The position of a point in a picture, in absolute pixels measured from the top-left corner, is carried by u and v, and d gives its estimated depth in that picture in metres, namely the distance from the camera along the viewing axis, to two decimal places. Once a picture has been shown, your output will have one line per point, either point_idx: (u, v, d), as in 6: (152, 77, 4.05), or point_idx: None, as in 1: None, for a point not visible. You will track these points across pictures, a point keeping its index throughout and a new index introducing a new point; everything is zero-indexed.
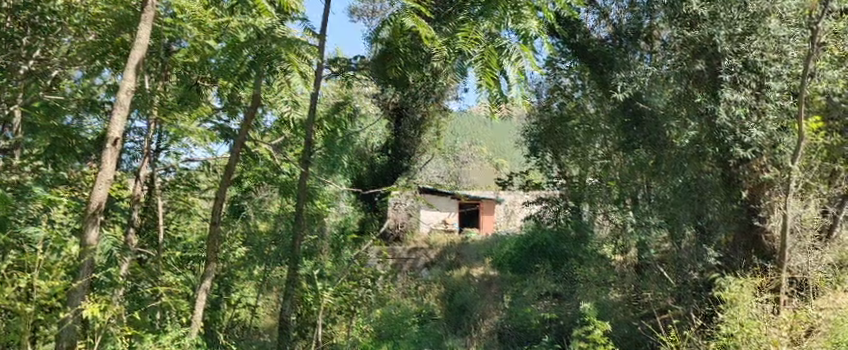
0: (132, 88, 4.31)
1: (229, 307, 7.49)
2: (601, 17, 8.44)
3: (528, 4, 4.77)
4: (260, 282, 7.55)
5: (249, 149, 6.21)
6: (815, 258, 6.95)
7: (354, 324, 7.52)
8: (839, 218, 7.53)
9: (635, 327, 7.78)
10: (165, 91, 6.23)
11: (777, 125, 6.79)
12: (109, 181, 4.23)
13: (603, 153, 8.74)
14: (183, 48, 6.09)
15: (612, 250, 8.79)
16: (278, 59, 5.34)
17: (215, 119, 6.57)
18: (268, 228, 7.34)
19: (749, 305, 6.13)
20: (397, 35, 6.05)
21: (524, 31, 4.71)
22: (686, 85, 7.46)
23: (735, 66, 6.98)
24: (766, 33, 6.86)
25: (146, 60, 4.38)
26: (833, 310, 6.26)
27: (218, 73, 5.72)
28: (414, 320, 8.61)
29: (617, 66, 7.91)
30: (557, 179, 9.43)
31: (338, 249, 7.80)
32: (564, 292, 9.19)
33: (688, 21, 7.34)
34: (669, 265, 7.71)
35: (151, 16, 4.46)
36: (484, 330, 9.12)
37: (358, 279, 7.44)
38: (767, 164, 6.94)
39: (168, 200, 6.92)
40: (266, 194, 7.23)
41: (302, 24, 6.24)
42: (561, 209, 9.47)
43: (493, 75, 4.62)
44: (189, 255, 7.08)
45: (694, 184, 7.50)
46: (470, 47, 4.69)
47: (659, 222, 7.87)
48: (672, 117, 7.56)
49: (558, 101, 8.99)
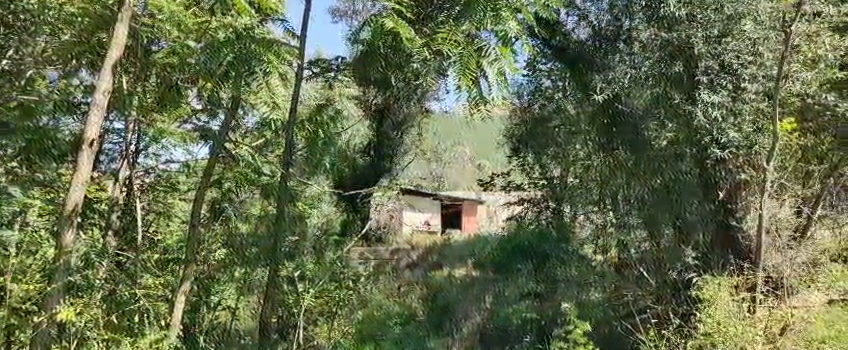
0: (107, 88, 4.65)
1: (209, 310, 7.16)
2: (581, 19, 8.31)
3: (506, 7, 5.30)
4: (242, 284, 7.22)
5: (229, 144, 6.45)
6: (788, 258, 7.11)
7: (336, 326, 7.60)
8: (813, 218, 7.58)
9: (613, 327, 7.63)
10: (144, 92, 6.11)
11: (753, 126, 7.07)
12: (85, 181, 4.63)
13: (584, 154, 8.26)
14: (162, 50, 5.92)
15: (592, 249, 8.16)
16: (259, 59, 5.76)
17: (195, 120, 6.57)
18: (249, 230, 7.11)
19: (726, 303, 6.33)
20: (378, 38, 6.00)
21: (502, 33, 5.37)
22: (665, 85, 7.47)
23: (711, 68, 7.18)
24: (742, 36, 7.11)
25: (122, 61, 4.70)
26: (807, 308, 6.59)
27: (200, 75, 5.95)
28: (395, 321, 8.09)
29: (596, 67, 8.01)
30: (538, 180, 8.70)
31: (320, 251, 7.56)
32: (546, 292, 8.15)
33: (665, 24, 7.50)
34: (648, 265, 7.80)
35: (128, 18, 4.75)
36: (466, 331, 8.11)
37: (340, 281, 7.73)
38: (742, 163, 7.26)
39: (148, 202, 6.95)
40: (247, 194, 7.16)
41: (283, 26, 6.24)
42: (543, 211, 8.68)
43: (474, 76, 5.51)
44: (169, 257, 6.68)
45: (671, 185, 7.65)
46: (450, 47, 5.57)
47: (637, 223, 7.94)
48: (652, 117, 7.59)
49: (538, 103, 8.67)
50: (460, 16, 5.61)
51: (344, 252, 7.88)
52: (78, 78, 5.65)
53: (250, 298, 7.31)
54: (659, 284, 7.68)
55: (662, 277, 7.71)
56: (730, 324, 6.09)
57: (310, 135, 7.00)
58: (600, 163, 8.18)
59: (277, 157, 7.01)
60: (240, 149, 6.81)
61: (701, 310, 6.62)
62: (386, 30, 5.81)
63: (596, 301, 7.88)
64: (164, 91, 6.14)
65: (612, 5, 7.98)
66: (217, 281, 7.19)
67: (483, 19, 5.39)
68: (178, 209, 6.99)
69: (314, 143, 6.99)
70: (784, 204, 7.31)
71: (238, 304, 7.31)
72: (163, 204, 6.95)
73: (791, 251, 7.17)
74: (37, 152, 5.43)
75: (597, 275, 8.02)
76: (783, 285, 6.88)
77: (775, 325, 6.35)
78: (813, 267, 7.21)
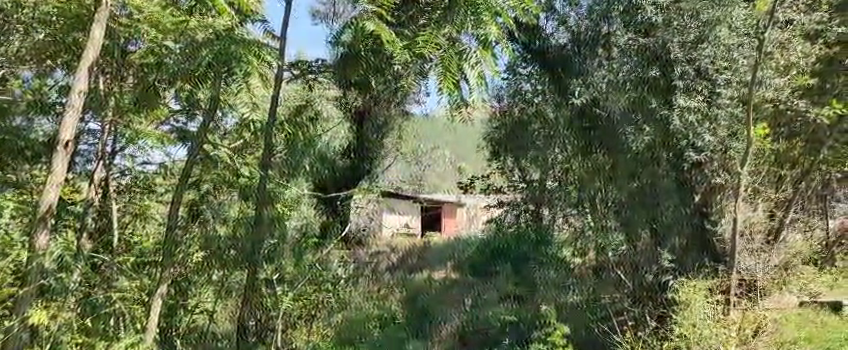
0: (83, 89, 4.60)
1: (188, 313, 7.02)
2: (560, 24, 8.27)
3: (486, 11, 5.32)
4: (219, 287, 7.12)
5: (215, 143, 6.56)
6: (760, 261, 7.23)
7: (314, 330, 7.70)
8: (786, 221, 7.58)
9: (591, 329, 7.86)
10: (122, 93, 6.16)
11: (727, 131, 7.28)
12: (60, 182, 4.58)
13: (562, 158, 8.25)
14: (139, 50, 5.92)
15: (571, 252, 8.17)
16: (239, 62, 5.64)
17: (173, 122, 6.53)
18: (226, 233, 6.97)
19: (701, 305, 6.53)
20: (358, 39, 6.10)
21: (483, 37, 5.39)
22: (643, 90, 7.61)
23: (687, 73, 7.37)
24: (717, 42, 7.29)
25: (98, 61, 4.66)
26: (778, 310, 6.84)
27: (177, 75, 5.91)
28: (375, 324, 8.21)
29: (575, 72, 8.11)
30: (518, 183, 8.72)
31: (301, 253, 7.38)
32: (527, 295, 8.30)
33: (642, 29, 7.69)
34: (626, 268, 7.84)
35: (104, 18, 4.72)
36: (445, 333, 8.38)
37: (321, 284, 7.63)
38: (717, 168, 7.43)
39: (124, 204, 6.83)
40: (227, 196, 6.98)
41: (263, 27, 6.22)
42: (522, 213, 8.71)
43: (455, 79, 5.47)
44: (145, 259, 6.54)
45: (649, 189, 7.76)
46: (431, 51, 5.52)
47: (616, 226, 7.92)
48: (629, 122, 7.68)
49: (518, 106, 8.56)
50: (440, 21, 5.61)
51: (323, 255, 7.66)
52: (53, 78, 5.74)
53: (228, 301, 7.22)
54: (635, 287, 7.79)
55: (638, 281, 7.81)
56: (703, 326, 6.36)
57: (289, 136, 7.03)
58: (579, 165, 8.16)
59: (256, 160, 6.93)
60: (219, 149, 6.60)
61: (676, 313, 6.76)
62: (366, 33, 5.89)
63: (573, 302, 8.05)
64: (143, 90, 6.20)
65: (592, 9, 7.98)
66: (194, 284, 7.00)
67: (464, 21, 5.43)
68: (154, 210, 6.92)
69: (297, 145, 7.09)
70: (757, 207, 7.40)
71: (216, 307, 7.17)
72: (139, 205, 6.84)
73: (765, 254, 7.28)
74: (5, 151, 5.76)
75: (578, 278, 8.07)
76: (755, 287, 7.06)
77: (749, 326, 6.47)
78: (786, 270, 7.31)
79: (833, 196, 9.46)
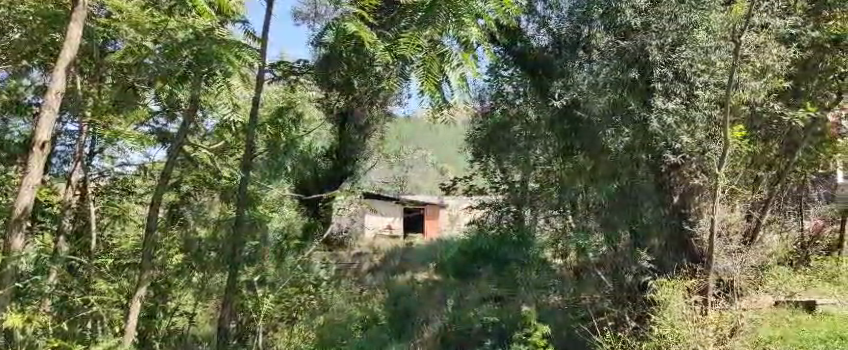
0: (59, 88, 4.44)
1: (166, 316, 7.20)
2: (541, 26, 8.30)
3: (469, 13, 4.60)
4: (199, 289, 7.31)
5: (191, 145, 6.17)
6: (738, 261, 7.29)
7: (296, 332, 7.63)
8: (762, 222, 8.08)
9: (573, 329, 7.98)
10: (100, 93, 6.12)
11: (705, 133, 7.30)
12: (34, 183, 4.42)
13: (544, 159, 8.24)
14: (117, 50, 5.91)
15: (552, 252, 8.32)
16: (219, 60, 5.31)
17: (152, 123, 6.45)
18: (207, 235, 7.05)
19: (679, 305, 6.52)
20: (340, 42, 5.88)
21: (465, 38, 4.65)
22: (623, 93, 7.62)
23: (665, 75, 7.39)
24: (695, 44, 7.25)
25: (75, 62, 4.49)
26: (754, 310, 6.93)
27: (156, 75, 5.83)
28: (357, 326, 8.04)
29: (556, 74, 8.09)
30: (500, 184, 8.66)
31: (281, 255, 7.49)
32: (507, 297, 8.41)
33: (622, 32, 7.68)
34: (607, 270, 7.92)
35: (81, 17, 4.51)
36: (427, 336, 8.21)
37: (302, 286, 7.69)
38: (696, 169, 7.51)
39: (102, 206, 6.95)
40: (207, 198, 7.06)
41: (243, 28, 6.09)
42: (505, 214, 8.67)
43: (436, 82, 4.68)
44: (124, 261, 6.77)
45: (628, 189, 7.81)
46: (412, 52, 4.70)
47: (596, 227, 7.95)
48: (609, 124, 7.69)
49: (499, 108, 8.55)
50: (423, 19, 4.70)
51: (306, 257, 7.80)
52: (30, 79, 5.90)
53: (209, 302, 7.46)
54: (616, 288, 7.84)
55: (619, 283, 7.85)
56: (682, 326, 6.36)
57: (272, 136, 6.76)
58: (560, 167, 8.23)
59: (237, 160, 6.95)
60: (199, 151, 6.48)
61: (655, 313, 6.84)
62: (348, 35, 5.69)
63: (557, 303, 8.22)
64: (120, 91, 6.13)
65: (572, 12, 7.97)
66: (174, 286, 7.20)
67: (446, 24, 4.64)
68: (134, 213, 7.12)
69: (275, 148, 6.82)
70: (734, 208, 7.59)
71: (196, 310, 7.43)
72: (118, 208, 6.99)
73: (742, 255, 7.37)
74: None
75: (559, 279, 8.24)
76: (733, 288, 7.11)
77: (725, 327, 6.53)
78: (761, 270, 7.44)
79: (807, 198, 9.56)
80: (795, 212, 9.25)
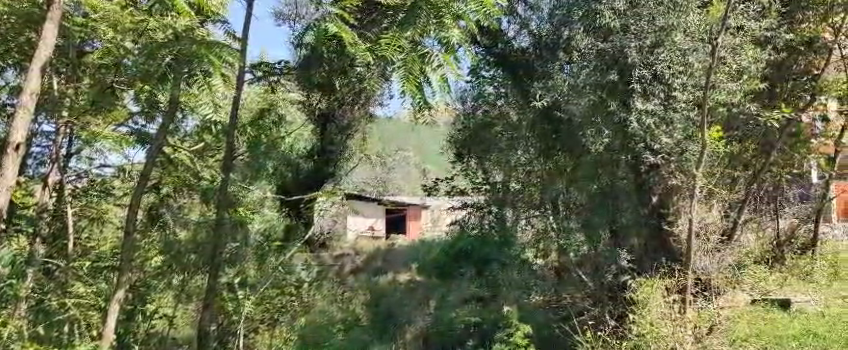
0: (35, 87, 4.29)
1: (146, 318, 7.03)
2: (522, 28, 8.49)
3: (450, 15, 4.59)
4: (179, 292, 7.18)
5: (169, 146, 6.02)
6: (715, 260, 7.56)
7: (276, 333, 7.56)
8: (739, 222, 8.35)
9: (552, 329, 7.90)
10: (77, 93, 6.15)
11: (683, 134, 7.41)
12: (9, 185, 4.20)
13: (525, 159, 8.34)
14: (94, 50, 5.99)
15: (533, 253, 8.38)
16: (201, 61, 5.15)
17: (131, 124, 6.34)
18: (188, 237, 7.00)
19: (658, 305, 6.62)
20: (321, 42, 5.65)
21: (446, 40, 4.61)
22: (602, 94, 7.66)
23: (645, 77, 7.45)
24: (673, 46, 7.41)
25: (50, 60, 4.33)
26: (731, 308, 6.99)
27: (135, 76, 5.76)
28: (338, 328, 7.95)
29: (536, 74, 8.21)
30: (482, 184, 8.86)
31: (263, 256, 7.51)
32: (489, 297, 8.24)
33: (601, 33, 7.75)
34: (587, 267, 8.03)
35: (57, 16, 4.37)
36: (409, 337, 8.15)
37: (283, 287, 7.64)
38: (674, 169, 7.52)
39: (79, 209, 6.89)
40: (186, 199, 7.06)
41: (223, 28, 5.86)
42: (486, 215, 8.85)
43: (417, 82, 4.64)
44: (103, 264, 6.55)
45: (608, 190, 7.91)
46: (392, 53, 4.65)
47: (577, 227, 8.11)
48: (590, 125, 7.70)
49: (480, 109, 8.72)
50: (404, 20, 4.68)
51: (287, 259, 7.74)
52: (5, 79, 5.91)
53: (188, 306, 7.24)
54: (596, 287, 7.92)
55: (598, 283, 7.93)
56: (660, 325, 6.46)
57: (252, 138, 6.82)
58: (540, 167, 8.34)
59: (217, 161, 6.83)
60: (179, 152, 6.39)
61: (635, 312, 6.95)
62: (329, 36, 5.48)
63: (536, 304, 8.14)
64: (98, 91, 6.08)
65: (552, 14, 8.09)
66: (154, 288, 7.05)
67: (426, 24, 4.60)
68: (111, 215, 6.99)
69: (258, 148, 6.81)
70: (711, 209, 7.88)
71: (176, 312, 7.19)
72: (96, 210, 6.94)
73: (719, 253, 7.62)
74: None
75: (540, 279, 8.28)
76: (710, 287, 7.29)
77: (703, 325, 6.67)
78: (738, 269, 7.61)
79: (782, 198, 9.58)
80: (770, 211, 9.36)
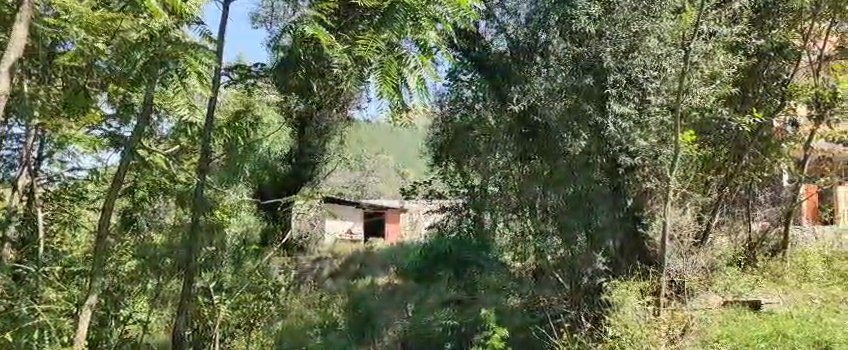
0: (3, 92, 4.12)
1: (119, 324, 7.05)
2: (500, 32, 8.48)
3: (427, 18, 4.59)
4: (154, 297, 7.21)
5: (143, 157, 6.04)
6: (688, 262, 7.84)
7: (253, 338, 7.74)
8: (711, 225, 8.69)
9: (529, 333, 7.83)
10: (49, 96, 5.68)
11: (657, 138, 7.65)
12: None
13: (503, 163, 8.41)
14: (67, 52, 5.20)
15: (511, 256, 8.45)
16: (176, 61, 5.18)
17: (105, 126, 6.18)
18: (162, 241, 6.88)
19: (633, 308, 6.84)
20: (298, 45, 5.63)
21: (423, 42, 4.64)
22: (578, 98, 7.77)
23: (620, 81, 7.58)
24: (646, 51, 7.53)
25: (19, 65, 4.21)
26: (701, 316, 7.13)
27: (109, 78, 5.51)
28: (316, 331, 8.14)
29: (514, 78, 8.25)
30: (460, 188, 8.99)
31: (241, 261, 7.53)
32: (467, 299, 8.34)
33: (577, 38, 7.79)
34: (563, 270, 8.07)
35: (27, 18, 4.31)
36: (388, 339, 8.22)
37: (260, 292, 7.67)
38: (648, 173, 7.77)
39: (51, 212, 6.89)
40: (162, 203, 6.94)
41: (199, 29, 5.68)
42: (464, 218, 8.99)
43: (394, 84, 4.57)
44: (75, 269, 6.52)
45: (584, 194, 7.99)
46: (369, 55, 4.60)
47: (553, 230, 8.19)
48: (565, 129, 7.84)
49: (459, 112, 8.77)
50: (381, 21, 4.64)
51: (264, 263, 7.83)
52: None
53: (163, 311, 7.34)
54: (572, 289, 7.99)
55: (574, 283, 8.01)
56: (636, 327, 6.63)
57: (228, 141, 6.46)
58: (518, 170, 8.36)
59: (191, 165, 6.72)
60: (154, 155, 6.07)
61: (609, 314, 7.14)
62: (306, 38, 5.47)
63: (514, 307, 8.12)
64: (70, 94, 5.68)
65: (530, 19, 8.14)
66: (128, 293, 7.07)
67: (403, 27, 4.59)
68: (84, 218, 6.95)
69: (233, 152, 6.62)
70: (685, 210, 8.17)
71: (150, 317, 7.29)
72: (68, 213, 6.91)
73: (692, 256, 7.94)
74: None
75: (518, 281, 8.28)
76: (684, 289, 7.45)
77: (678, 326, 6.79)
78: (708, 271, 8.00)
79: (754, 201, 9.98)
80: (742, 214, 9.84)
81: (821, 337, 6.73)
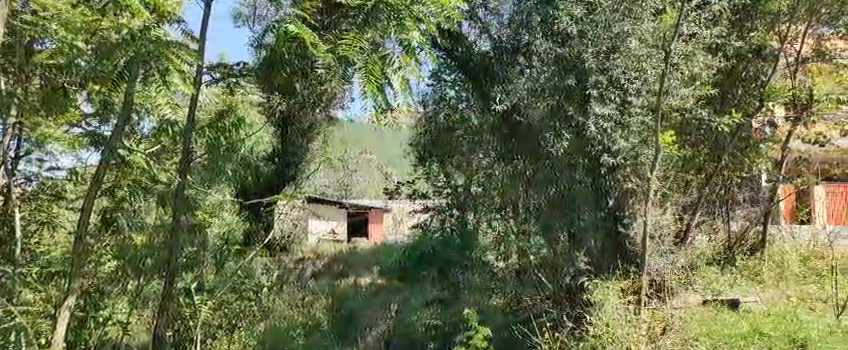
0: None
1: (98, 325, 6.98)
2: (482, 33, 8.50)
3: (410, 17, 4.53)
4: (133, 297, 7.09)
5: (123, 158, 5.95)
6: (668, 261, 8.06)
7: (234, 337, 7.92)
8: (691, 225, 8.89)
9: (511, 331, 7.91)
10: (26, 93, 5.67)
11: (639, 138, 7.64)
12: None
13: (486, 163, 8.38)
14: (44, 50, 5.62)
15: (495, 255, 8.35)
16: (156, 61, 5.05)
17: (85, 125, 5.97)
18: (144, 242, 6.77)
19: (614, 307, 6.91)
20: (282, 45, 5.60)
21: (406, 42, 4.59)
22: (560, 98, 7.84)
23: (601, 82, 7.64)
24: (628, 52, 7.61)
25: None
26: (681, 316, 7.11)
27: (91, 77, 5.41)
28: (299, 332, 8.11)
29: (498, 79, 8.25)
30: (444, 188, 8.81)
31: (222, 261, 7.61)
32: (450, 298, 8.36)
33: (559, 39, 7.85)
34: (547, 272, 8.19)
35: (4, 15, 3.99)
36: (371, 338, 8.28)
37: (242, 292, 7.90)
38: (629, 174, 7.81)
39: (28, 213, 6.68)
40: (142, 203, 6.54)
41: (180, 29, 5.57)
42: (447, 218, 8.79)
43: (379, 84, 4.57)
44: (52, 269, 6.38)
45: (566, 192, 8.08)
46: (352, 55, 4.60)
47: (535, 229, 8.26)
48: (548, 129, 7.92)
49: (442, 112, 8.66)
50: (365, 21, 4.68)
51: (246, 262, 7.89)
52: None
53: (143, 312, 7.23)
54: (555, 288, 8.10)
55: (558, 283, 8.14)
56: (617, 326, 6.67)
57: (210, 141, 6.52)
58: (502, 171, 8.31)
59: (172, 164, 6.61)
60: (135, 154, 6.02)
61: (590, 313, 7.23)
62: (289, 37, 5.36)
63: (498, 306, 8.14)
64: (48, 92, 5.74)
65: (512, 19, 8.20)
66: (107, 294, 6.96)
67: (386, 27, 4.59)
68: (64, 218, 6.79)
69: (216, 151, 6.59)
70: (665, 210, 8.32)
71: (130, 318, 7.21)
72: (47, 214, 6.72)
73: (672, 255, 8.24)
74: None
75: (500, 281, 8.27)
76: (663, 288, 7.72)
77: (658, 325, 6.72)
78: (687, 270, 8.24)
79: (733, 201, 10.11)
80: (723, 214, 10.00)
81: (796, 334, 6.88)
